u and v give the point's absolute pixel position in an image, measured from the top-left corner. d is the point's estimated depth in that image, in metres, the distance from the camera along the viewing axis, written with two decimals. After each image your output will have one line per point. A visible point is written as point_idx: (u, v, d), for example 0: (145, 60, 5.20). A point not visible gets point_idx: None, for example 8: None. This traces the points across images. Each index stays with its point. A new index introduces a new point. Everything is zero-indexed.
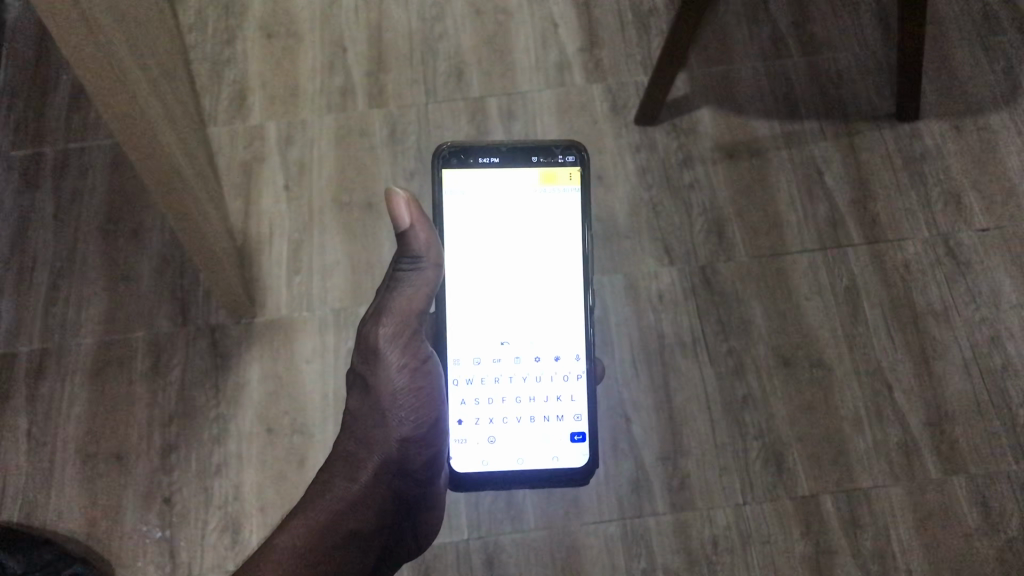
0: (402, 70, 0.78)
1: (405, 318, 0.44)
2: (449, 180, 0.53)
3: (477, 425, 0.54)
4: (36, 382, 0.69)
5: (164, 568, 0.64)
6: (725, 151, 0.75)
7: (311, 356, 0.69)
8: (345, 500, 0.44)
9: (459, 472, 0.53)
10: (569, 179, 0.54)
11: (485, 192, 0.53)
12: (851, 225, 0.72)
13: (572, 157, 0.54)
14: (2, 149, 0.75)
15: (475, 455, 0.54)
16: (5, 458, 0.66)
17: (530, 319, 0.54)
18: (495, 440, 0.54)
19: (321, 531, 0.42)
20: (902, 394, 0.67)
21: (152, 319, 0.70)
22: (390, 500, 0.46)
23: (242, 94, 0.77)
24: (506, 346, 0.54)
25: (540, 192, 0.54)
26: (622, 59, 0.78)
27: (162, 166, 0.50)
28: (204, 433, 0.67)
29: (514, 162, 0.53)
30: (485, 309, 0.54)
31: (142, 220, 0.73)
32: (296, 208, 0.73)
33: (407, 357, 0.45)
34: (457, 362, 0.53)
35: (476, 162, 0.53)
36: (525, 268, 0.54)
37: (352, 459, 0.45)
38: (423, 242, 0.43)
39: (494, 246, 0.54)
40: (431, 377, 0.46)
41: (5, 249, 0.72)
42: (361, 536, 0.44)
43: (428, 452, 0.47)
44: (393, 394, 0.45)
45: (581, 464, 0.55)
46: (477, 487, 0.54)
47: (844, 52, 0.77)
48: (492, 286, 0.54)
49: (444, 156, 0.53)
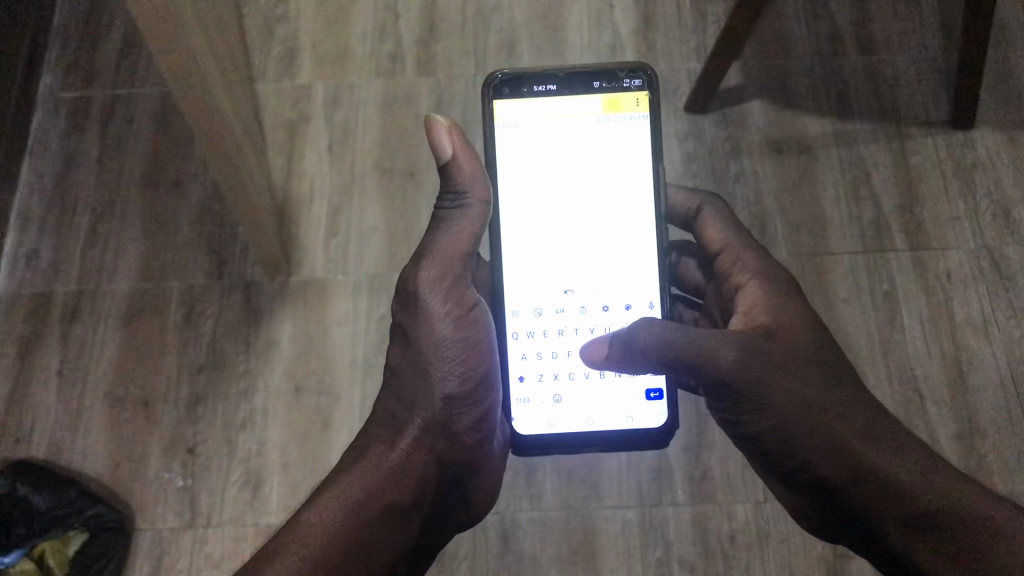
0: (453, 39, 0.77)
1: (448, 261, 0.44)
2: (502, 113, 0.50)
3: (541, 383, 0.50)
4: (70, 323, 0.69)
5: (183, 516, 0.64)
6: (773, 146, 0.74)
7: (343, 319, 0.69)
8: (381, 470, 0.43)
9: (522, 435, 0.50)
10: (636, 105, 0.50)
11: (544, 123, 0.50)
12: (895, 230, 0.71)
13: (638, 81, 0.50)
14: (51, 90, 0.76)
15: (540, 415, 0.50)
16: (36, 396, 0.67)
17: (595, 263, 0.50)
18: (561, 399, 0.50)
19: (352, 508, 0.41)
20: (934, 405, 0.66)
21: (188, 270, 0.71)
22: (432, 466, 0.45)
23: (291, 53, 0.77)
24: (569, 295, 0.50)
25: (603, 121, 0.50)
26: (676, 44, 0.77)
27: (212, 118, 0.50)
28: (232, 387, 0.67)
29: (573, 89, 0.50)
30: (545, 252, 0.50)
31: (184, 170, 0.73)
32: (338, 170, 0.73)
33: (450, 304, 0.45)
34: (516, 314, 0.50)
35: (532, 91, 0.50)
36: (590, 207, 0.50)
37: (395, 420, 0.45)
38: (467, 177, 0.44)
39: (555, 184, 0.50)
40: (478, 328, 0.45)
41: (49, 189, 0.73)
42: (400, 506, 0.43)
43: (477, 411, 0.45)
44: (437, 345, 0.45)
45: (658, 423, 0.50)
46: (543, 450, 0.50)
47: (902, 53, 0.76)
48: (554, 229, 0.50)
49: (496, 85, 0.49)
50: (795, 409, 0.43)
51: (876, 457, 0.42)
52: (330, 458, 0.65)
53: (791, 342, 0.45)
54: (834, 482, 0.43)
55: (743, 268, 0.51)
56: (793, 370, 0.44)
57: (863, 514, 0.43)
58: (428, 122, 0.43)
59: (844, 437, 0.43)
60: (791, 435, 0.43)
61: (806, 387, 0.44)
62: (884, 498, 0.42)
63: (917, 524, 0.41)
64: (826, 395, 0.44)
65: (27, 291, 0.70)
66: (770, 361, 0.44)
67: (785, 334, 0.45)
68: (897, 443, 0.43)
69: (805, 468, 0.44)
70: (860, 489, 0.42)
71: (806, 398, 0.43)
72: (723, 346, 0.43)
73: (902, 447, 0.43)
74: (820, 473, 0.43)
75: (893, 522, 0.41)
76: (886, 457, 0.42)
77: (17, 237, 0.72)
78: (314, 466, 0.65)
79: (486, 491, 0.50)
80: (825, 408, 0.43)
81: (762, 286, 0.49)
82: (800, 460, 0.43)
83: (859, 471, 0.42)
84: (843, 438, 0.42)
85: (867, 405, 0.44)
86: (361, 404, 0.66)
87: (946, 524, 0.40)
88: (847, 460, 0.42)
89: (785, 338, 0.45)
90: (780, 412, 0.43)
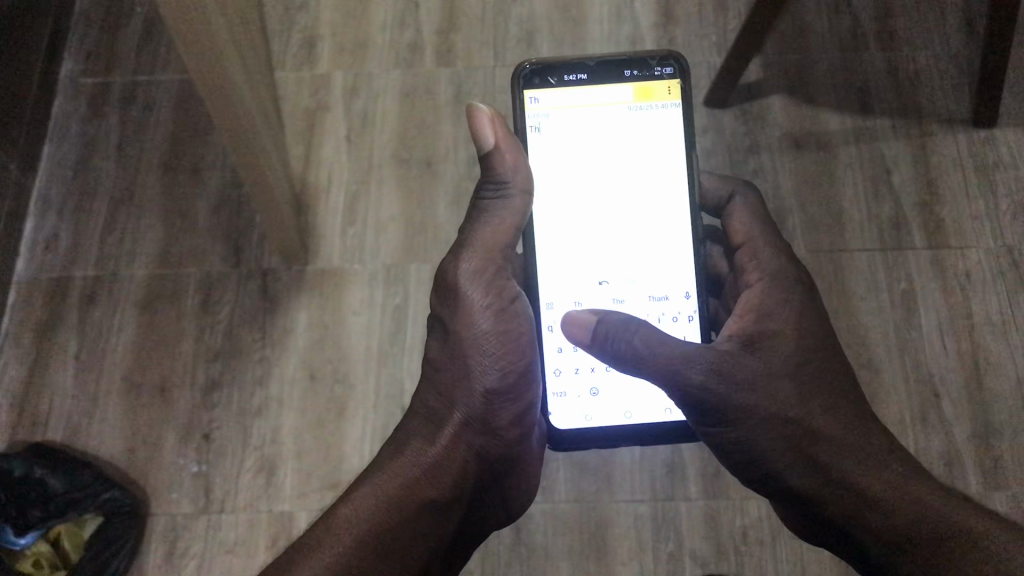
0: (473, 30, 0.77)
1: (487, 253, 0.44)
2: (533, 104, 0.50)
3: (578, 375, 0.50)
4: (88, 307, 0.70)
5: (198, 502, 0.64)
6: (793, 142, 0.73)
7: (359, 308, 0.69)
8: (421, 465, 0.44)
9: (560, 429, 0.50)
10: (669, 93, 0.50)
11: (575, 114, 0.50)
12: (914, 228, 0.71)
13: (669, 68, 0.50)
14: (72, 75, 0.76)
15: (577, 409, 0.50)
16: (53, 379, 0.68)
17: (630, 254, 0.50)
18: (598, 391, 0.50)
19: (393, 502, 0.42)
20: (950, 405, 0.66)
21: (206, 257, 0.71)
22: (472, 461, 0.45)
23: (311, 42, 0.77)
24: (604, 287, 0.50)
25: (635, 110, 0.50)
26: (697, 38, 0.77)
27: (233, 107, 0.51)
28: (248, 374, 0.68)
29: (604, 78, 0.50)
30: (579, 244, 0.50)
31: (203, 157, 0.74)
32: (356, 159, 0.74)
33: (491, 298, 0.44)
34: (551, 306, 0.50)
35: (562, 81, 0.49)
36: (624, 197, 0.50)
37: (436, 415, 0.45)
38: (509, 167, 0.44)
39: (587, 174, 0.50)
40: (519, 322, 0.45)
41: (68, 174, 0.73)
42: (440, 503, 0.43)
43: (517, 406, 0.45)
44: (477, 339, 0.44)
45: None
46: (582, 445, 0.50)
47: (925, 50, 0.75)
48: (588, 219, 0.50)
49: (525, 76, 0.49)
50: (775, 425, 0.44)
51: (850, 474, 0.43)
52: (344, 447, 0.66)
53: (776, 353, 0.45)
54: (812, 496, 0.44)
55: (759, 268, 0.50)
56: (773, 382, 0.44)
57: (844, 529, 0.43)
58: (472, 112, 0.43)
59: (822, 455, 0.43)
60: (772, 451, 0.44)
61: (778, 396, 0.44)
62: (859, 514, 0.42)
63: (892, 541, 0.41)
64: (805, 410, 0.44)
65: (46, 274, 0.71)
66: (750, 376, 0.44)
67: (772, 344, 0.45)
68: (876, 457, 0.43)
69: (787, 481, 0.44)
70: (837, 502, 0.43)
71: (784, 413, 0.44)
72: (703, 361, 0.43)
73: (878, 461, 0.43)
74: (801, 487, 0.44)
75: (869, 536, 0.42)
76: (862, 474, 0.42)
77: (36, 221, 0.72)
78: (328, 454, 0.65)
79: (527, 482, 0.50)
80: (803, 422, 0.44)
81: (771, 289, 0.48)
82: (781, 475, 0.44)
83: (833, 487, 0.43)
84: (821, 457, 0.43)
85: (851, 419, 0.44)
86: (377, 393, 0.67)
87: (917, 540, 0.40)
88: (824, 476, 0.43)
89: (771, 349, 0.45)
90: (760, 428, 0.44)
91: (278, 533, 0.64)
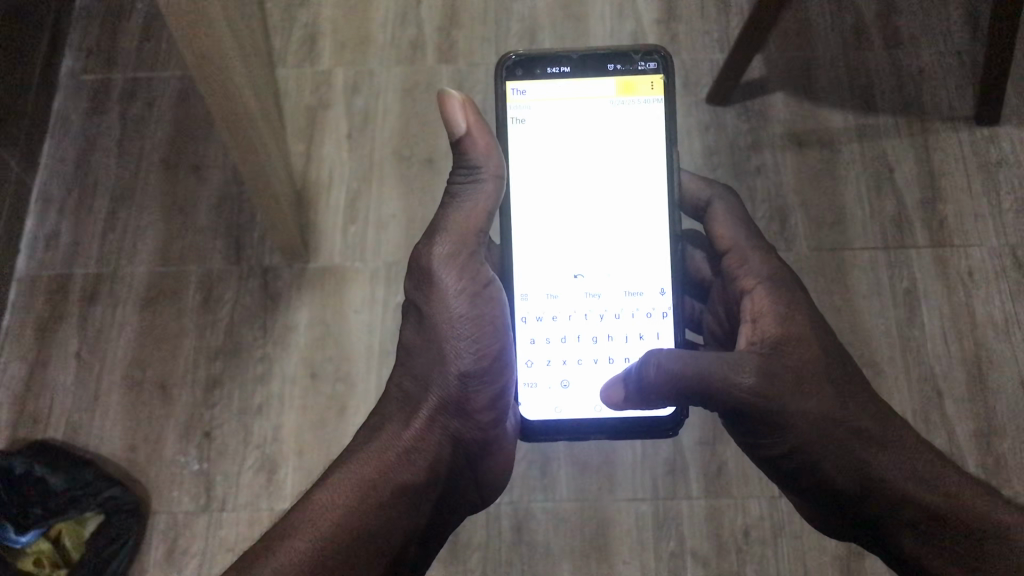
0: (474, 27, 0.77)
1: (461, 238, 0.43)
2: (515, 94, 0.49)
3: (549, 367, 0.49)
4: (89, 305, 0.70)
5: (199, 500, 0.64)
6: (795, 139, 0.73)
7: (360, 306, 0.69)
8: (395, 450, 0.43)
9: (530, 421, 0.49)
10: (651, 88, 0.49)
11: (556, 106, 0.50)
12: (917, 226, 0.70)
13: (653, 64, 0.49)
14: (73, 72, 0.76)
15: (548, 401, 0.49)
16: (55, 376, 0.68)
17: (607, 248, 0.49)
18: (569, 384, 0.49)
19: (363, 493, 0.41)
20: (952, 404, 0.66)
21: (207, 254, 0.71)
22: (447, 445, 0.45)
23: (312, 38, 0.77)
24: (579, 280, 0.49)
25: (617, 104, 0.50)
26: (699, 35, 0.77)
27: (233, 105, 0.50)
28: (249, 371, 0.67)
29: (587, 72, 0.49)
30: (556, 236, 0.50)
31: (204, 154, 0.74)
32: (357, 157, 0.73)
33: (465, 281, 0.44)
34: (525, 297, 0.49)
35: (545, 73, 0.49)
36: (603, 191, 0.50)
37: (410, 398, 0.45)
38: (482, 152, 0.43)
39: (567, 167, 0.50)
40: (493, 305, 0.45)
41: (69, 171, 0.73)
42: (412, 488, 0.43)
43: (491, 389, 0.45)
44: (451, 321, 0.44)
45: (669, 412, 0.49)
46: (551, 438, 0.50)
47: (928, 47, 0.75)
48: (559, 203, 0.49)
49: (509, 67, 0.49)
50: (811, 428, 0.44)
51: (889, 473, 0.42)
52: (345, 445, 0.65)
53: (802, 356, 0.45)
54: (846, 496, 0.44)
55: (750, 274, 0.49)
56: (808, 386, 0.44)
57: (878, 526, 0.43)
58: (442, 97, 0.41)
59: (857, 454, 0.43)
60: (808, 454, 0.44)
61: (824, 402, 0.44)
62: (897, 512, 0.42)
63: (928, 534, 0.42)
64: (840, 413, 0.44)
65: (47, 271, 0.70)
66: (786, 382, 0.44)
67: (798, 348, 0.45)
68: (909, 453, 0.43)
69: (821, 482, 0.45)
70: (872, 501, 0.43)
71: (822, 416, 0.44)
72: (740, 369, 0.44)
73: (914, 456, 0.43)
74: (837, 487, 0.44)
75: (906, 531, 0.42)
76: (896, 471, 0.42)
77: (37, 218, 0.72)
78: (329, 452, 0.65)
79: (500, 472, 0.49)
80: (838, 425, 0.44)
81: (766, 294, 0.48)
82: (819, 478, 0.45)
83: (868, 488, 0.43)
84: (854, 458, 0.43)
85: (881, 418, 0.44)
86: (378, 390, 0.67)
87: (953, 533, 0.41)
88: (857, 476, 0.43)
89: (796, 353, 0.45)
90: (799, 433, 0.44)
91: None
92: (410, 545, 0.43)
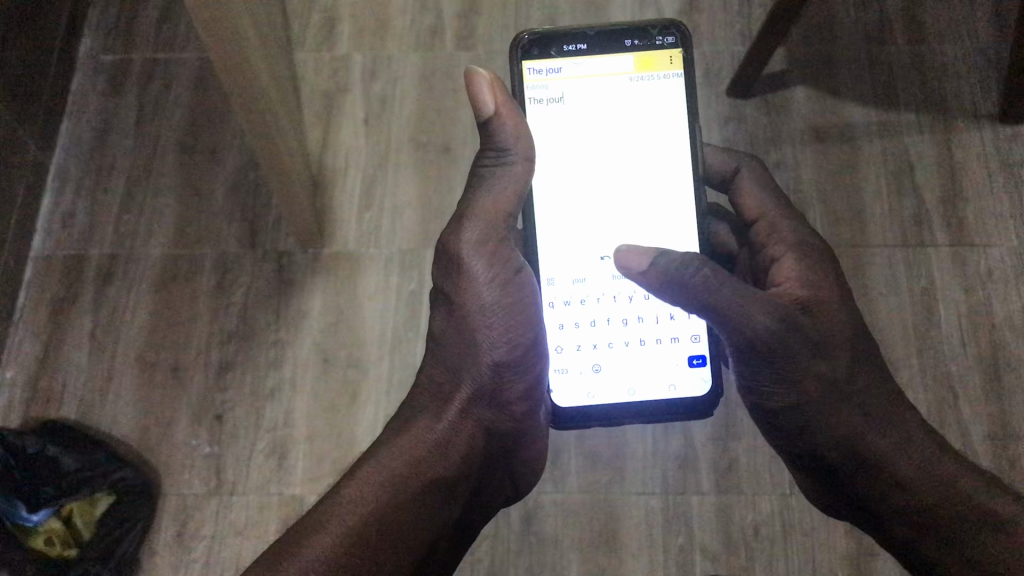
0: (495, 14, 0.76)
1: (489, 223, 0.43)
2: (532, 75, 0.48)
3: (580, 352, 0.49)
4: (103, 285, 0.70)
5: (209, 483, 0.65)
6: (816, 134, 0.73)
7: (375, 293, 0.69)
8: (426, 445, 0.43)
9: (563, 407, 0.49)
10: (670, 63, 0.49)
11: (576, 86, 0.49)
12: (937, 224, 0.70)
13: (671, 38, 0.48)
14: (91, 52, 0.76)
15: (580, 386, 0.49)
16: (68, 356, 0.68)
17: (631, 228, 0.49)
18: (600, 368, 0.49)
19: (394, 485, 0.41)
20: (967, 405, 0.65)
21: (221, 237, 0.71)
22: (480, 437, 0.44)
23: (332, 22, 0.77)
24: (606, 262, 0.49)
25: (636, 80, 0.49)
26: (721, 26, 0.76)
27: (252, 89, 0.50)
28: (261, 356, 0.67)
29: (605, 49, 0.48)
30: (580, 218, 0.49)
31: (221, 136, 0.73)
32: (374, 143, 0.73)
33: (495, 269, 0.43)
34: (551, 282, 0.49)
35: (562, 51, 0.48)
36: (626, 172, 0.49)
37: (443, 390, 0.45)
38: (511, 134, 0.43)
39: (587, 148, 0.49)
40: (526, 292, 0.44)
41: (86, 151, 0.73)
42: (444, 481, 0.43)
43: (526, 380, 0.44)
44: (482, 311, 0.43)
45: (702, 392, 0.49)
46: (585, 423, 0.50)
47: (954, 43, 0.74)
48: (583, 184, 0.49)
49: (525, 46, 0.48)
50: (819, 389, 0.43)
51: (887, 452, 0.44)
52: (356, 431, 0.65)
53: (824, 317, 0.44)
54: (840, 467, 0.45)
55: (780, 240, 0.49)
56: (822, 350, 0.43)
57: (870, 502, 0.45)
58: (470, 77, 0.42)
59: (860, 431, 0.44)
60: (809, 416, 0.44)
61: (832, 367, 0.44)
62: (895, 495, 0.44)
63: (932, 525, 0.44)
64: (851, 382, 0.44)
65: (62, 251, 0.71)
66: (804, 338, 0.43)
67: (820, 313, 0.44)
68: (909, 436, 0.45)
69: (813, 446, 0.45)
70: (864, 478, 0.45)
71: (835, 379, 0.44)
72: (761, 310, 0.42)
73: (911, 441, 0.45)
74: (831, 458, 0.45)
75: (904, 518, 0.45)
76: (894, 451, 0.44)
77: (54, 198, 0.72)
78: (340, 439, 0.65)
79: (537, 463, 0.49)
80: (840, 394, 0.44)
81: (795, 264, 0.46)
82: (812, 446, 0.45)
83: (863, 463, 0.44)
84: (862, 430, 0.44)
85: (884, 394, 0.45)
86: (391, 378, 0.67)
87: (960, 529, 0.44)
88: (853, 451, 0.44)
89: (818, 315, 0.44)
90: (807, 387, 0.43)
91: (289, 516, 0.64)
92: (442, 538, 0.43)
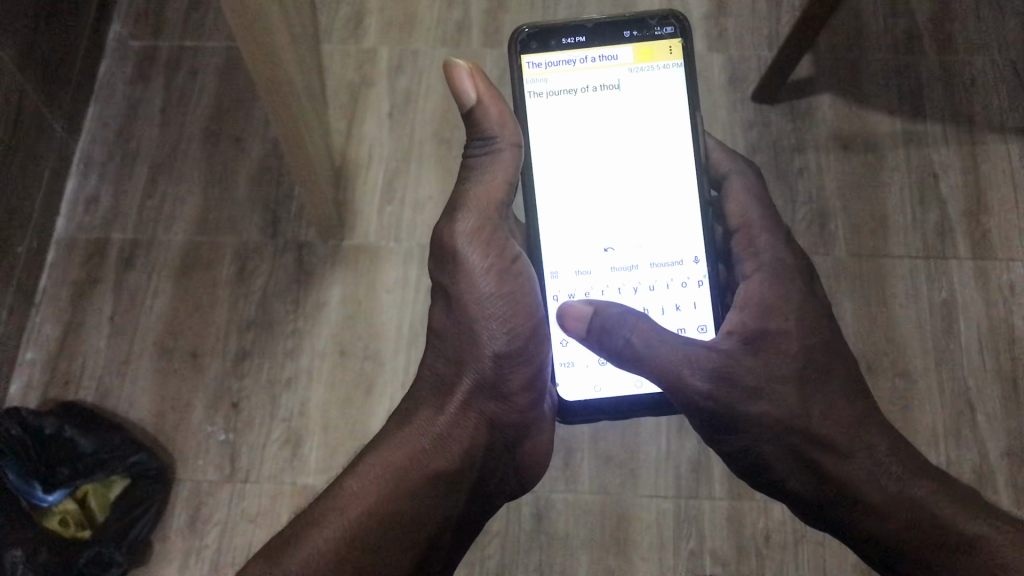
0: (522, 12, 0.77)
1: (485, 210, 0.44)
2: (530, 68, 0.48)
3: (586, 346, 0.49)
4: (125, 271, 0.70)
5: (223, 471, 0.65)
6: (839, 142, 0.72)
7: (393, 287, 0.69)
8: (429, 435, 0.44)
9: (569, 401, 0.49)
10: (670, 53, 0.49)
11: (576, 78, 0.49)
12: (959, 236, 0.69)
13: (670, 28, 0.48)
14: (120, 38, 0.76)
15: (586, 379, 0.49)
16: (87, 339, 0.68)
17: (634, 219, 0.49)
18: (607, 361, 0.49)
19: (395, 477, 0.42)
20: (985, 419, 0.65)
21: (243, 226, 0.71)
22: (484, 427, 0.45)
23: (359, 15, 0.77)
24: (610, 254, 0.49)
25: (636, 71, 0.49)
26: (748, 32, 0.76)
27: (279, 81, 0.50)
28: (279, 345, 0.68)
29: (603, 41, 0.48)
30: (581, 211, 0.49)
31: (245, 125, 0.74)
32: (397, 137, 0.73)
33: (492, 258, 0.44)
34: (555, 275, 0.49)
35: (561, 45, 0.48)
36: (617, 156, 0.49)
37: (444, 383, 0.46)
38: (495, 120, 0.43)
39: (583, 141, 0.49)
40: (521, 281, 0.44)
41: (112, 136, 0.74)
42: (446, 474, 0.43)
43: (529, 369, 0.45)
44: (481, 302, 0.44)
45: None
46: (594, 418, 0.49)
47: (982, 55, 0.74)
48: (585, 177, 0.49)
49: (523, 40, 0.48)
50: (775, 428, 0.45)
51: (852, 482, 0.45)
52: (371, 423, 0.66)
53: (778, 355, 0.45)
54: (810, 493, 0.46)
55: (755, 258, 0.50)
56: (771, 389, 0.45)
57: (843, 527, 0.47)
58: (450, 67, 0.42)
59: (821, 461, 0.45)
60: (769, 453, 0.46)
61: (788, 405, 0.45)
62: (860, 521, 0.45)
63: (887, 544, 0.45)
64: (806, 417, 0.45)
65: (85, 236, 0.71)
66: (753, 384, 0.44)
67: (777, 341, 0.45)
68: (874, 466, 0.45)
69: (783, 483, 0.47)
70: (835, 509, 0.46)
71: (790, 417, 0.45)
72: (700, 372, 0.43)
73: (877, 469, 0.45)
74: (801, 491, 0.47)
75: (866, 539, 0.46)
76: (859, 480, 0.45)
77: (77, 182, 0.73)
78: (354, 430, 0.66)
79: (539, 453, 0.50)
80: (803, 432, 0.45)
81: (762, 284, 0.48)
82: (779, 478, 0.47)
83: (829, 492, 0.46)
84: (822, 461, 0.45)
85: (856, 423, 0.46)
86: (404, 370, 0.67)
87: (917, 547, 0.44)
88: (818, 482, 0.46)
89: (771, 354, 0.45)
90: (757, 430, 0.45)
91: (301, 506, 0.64)
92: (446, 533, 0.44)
